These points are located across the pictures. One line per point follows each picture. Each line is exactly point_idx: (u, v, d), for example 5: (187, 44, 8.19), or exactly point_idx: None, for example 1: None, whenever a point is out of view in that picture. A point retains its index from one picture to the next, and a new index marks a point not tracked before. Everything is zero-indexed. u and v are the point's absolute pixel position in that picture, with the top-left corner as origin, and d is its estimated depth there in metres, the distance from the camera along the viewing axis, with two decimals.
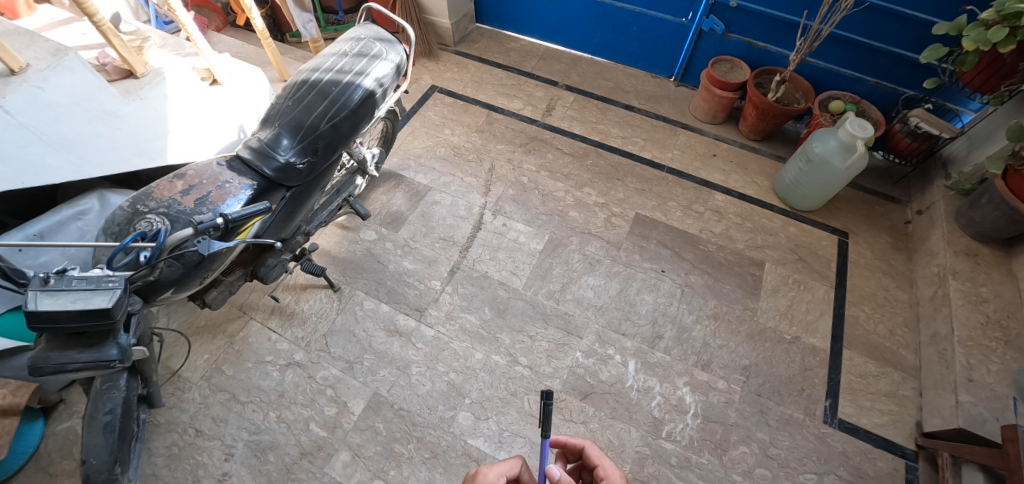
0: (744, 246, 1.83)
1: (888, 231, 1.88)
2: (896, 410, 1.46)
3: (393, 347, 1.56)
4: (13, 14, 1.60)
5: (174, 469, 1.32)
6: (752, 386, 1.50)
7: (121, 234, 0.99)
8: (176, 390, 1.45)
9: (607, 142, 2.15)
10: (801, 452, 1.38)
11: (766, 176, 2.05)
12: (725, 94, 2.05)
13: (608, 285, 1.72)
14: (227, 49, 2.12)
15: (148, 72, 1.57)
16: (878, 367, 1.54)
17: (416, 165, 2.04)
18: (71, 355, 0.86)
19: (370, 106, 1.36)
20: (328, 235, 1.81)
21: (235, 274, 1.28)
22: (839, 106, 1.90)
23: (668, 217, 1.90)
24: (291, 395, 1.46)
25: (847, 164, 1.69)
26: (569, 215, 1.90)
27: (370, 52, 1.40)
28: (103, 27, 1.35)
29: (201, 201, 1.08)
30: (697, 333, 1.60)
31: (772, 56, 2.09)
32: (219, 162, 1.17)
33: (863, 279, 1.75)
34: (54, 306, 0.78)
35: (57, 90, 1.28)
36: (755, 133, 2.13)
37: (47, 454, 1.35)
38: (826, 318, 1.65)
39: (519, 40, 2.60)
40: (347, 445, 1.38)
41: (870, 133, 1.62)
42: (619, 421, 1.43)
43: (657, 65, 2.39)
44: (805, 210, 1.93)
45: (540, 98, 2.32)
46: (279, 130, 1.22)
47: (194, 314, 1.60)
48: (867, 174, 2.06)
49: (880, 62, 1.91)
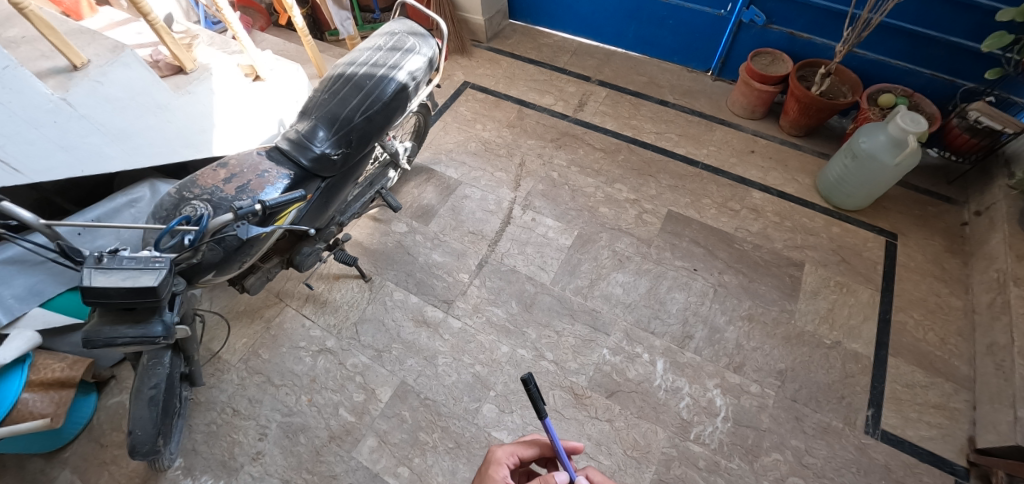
0: (782, 246, 1.76)
1: (941, 234, 1.77)
2: (946, 423, 1.37)
3: (421, 337, 1.58)
4: (77, 15, 1.70)
5: (212, 446, 1.39)
6: (788, 391, 1.44)
7: (168, 218, 1.05)
8: (215, 370, 1.52)
9: (640, 137, 2.11)
10: (839, 463, 1.32)
11: (807, 174, 1.96)
12: (766, 88, 1.98)
13: (637, 282, 1.68)
14: (270, 47, 2.20)
15: (197, 68, 1.61)
16: (927, 377, 1.45)
17: (447, 159, 2.06)
18: (121, 330, 0.92)
19: (403, 100, 1.38)
20: (361, 226, 1.85)
21: (272, 261, 1.33)
22: (890, 99, 1.80)
23: (702, 215, 1.85)
24: (322, 380, 1.50)
25: (897, 160, 1.60)
26: (599, 211, 1.87)
27: (403, 46, 1.42)
28: (157, 26, 1.41)
29: (242, 189, 1.12)
30: (729, 335, 1.55)
31: (816, 47, 1.99)
32: (259, 152, 1.22)
33: (913, 283, 1.65)
34: (106, 282, 0.83)
35: (114, 85, 1.32)
36: (797, 129, 2.04)
37: (98, 426, 1.44)
38: (870, 324, 1.56)
39: (552, 36, 2.59)
40: (374, 432, 1.41)
41: (924, 127, 1.52)
42: (646, 421, 1.40)
43: (693, 59, 2.33)
44: (850, 210, 1.84)
45: (572, 93, 2.29)
46: (315, 122, 1.26)
47: (234, 299, 1.67)
48: (919, 172, 1.94)
49: (936, 53, 1.79)
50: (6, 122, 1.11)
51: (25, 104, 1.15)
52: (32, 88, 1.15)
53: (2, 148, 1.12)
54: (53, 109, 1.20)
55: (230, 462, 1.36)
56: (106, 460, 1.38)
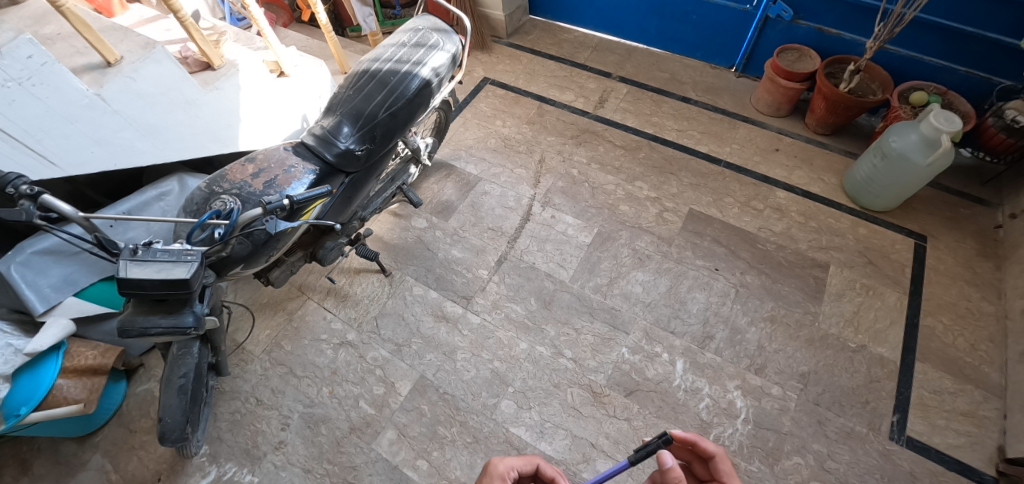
0: (806, 246, 1.73)
1: (973, 236, 1.72)
2: (975, 431, 1.34)
3: (440, 332, 1.59)
4: (109, 12, 1.76)
5: (237, 434, 1.42)
6: (810, 394, 1.42)
7: (198, 212, 1.07)
8: (240, 361, 1.55)
9: (661, 135, 2.09)
10: (862, 468, 1.30)
11: (833, 173, 1.92)
12: (792, 84, 1.93)
13: (658, 281, 1.67)
14: (293, 43, 2.23)
15: (224, 64, 1.66)
16: (956, 383, 1.42)
17: (467, 155, 2.07)
18: (154, 320, 0.94)
19: (426, 96, 1.39)
20: (382, 221, 1.87)
21: (297, 254, 1.35)
22: (921, 97, 1.75)
23: (724, 214, 1.83)
24: (343, 372, 1.53)
25: (930, 159, 1.55)
26: (619, 209, 1.86)
27: (427, 42, 1.42)
28: (186, 23, 1.43)
29: (269, 184, 1.13)
30: (751, 336, 1.53)
31: (846, 43, 1.94)
32: (285, 148, 1.23)
33: (942, 287, 1.61)
34: (141, 274, 0.85)
35: (146, 81, 1.39)
36: (823, 127, 2.00)
37: (128, 412, 1.48)
38: (897, 328, 1.53)
39: (572, 31, 2.56)
40: (393, 424, 1.42)
41: (958, 127, 1.48)
42: (664, 421, 1.39)
43: (717, 55, 2.29)
44: (877, 211, 1.79)
45: (592, 90, 2.27)
46: (340, 118, 1.27)
47: (258, 292, 1.70)
48: (950, 173, 1.89)
49: (971, 49, 1.73)
50: (42, 117, 1.18)
51: (61, 99, 1.22)
52: (69, 84, 1.24)
53: (40, 142, 1.17)
54: (89, 105, 1.26)
55: (253, 451, 1.39)
56: (135, 445, 1.42)
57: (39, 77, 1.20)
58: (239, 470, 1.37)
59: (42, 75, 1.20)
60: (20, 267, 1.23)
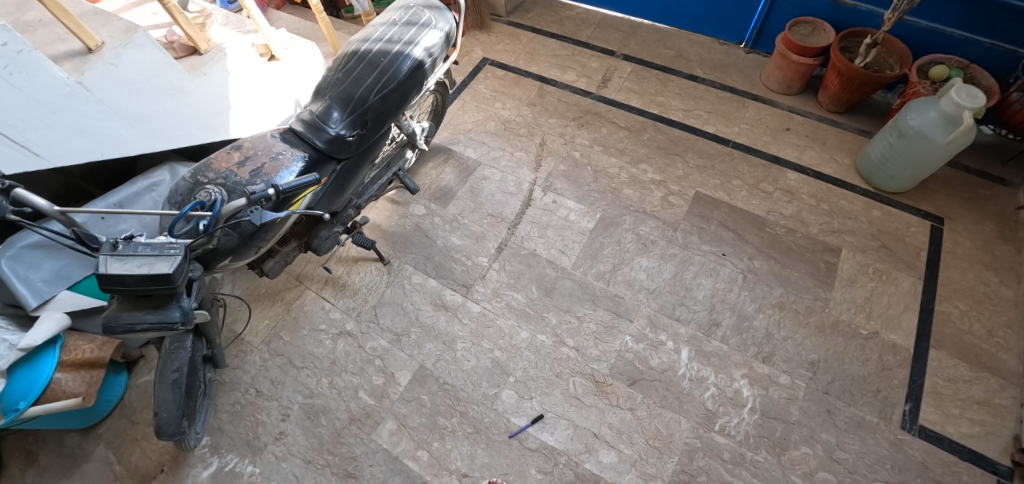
0: (817, 230, 1.67)
1: (993, 218, 1.65)
2: (990, 420, 1.30)
3: (440, 321, 1.56)
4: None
5: (237, 425, 1.41)
6: (819, 383, 1.38)
7: (183, 203, 1.03)
8: (239, 352, 1.54)
9: (666, 115, 2.01)
10: (872, 459, 1.26)
11: (847, 153, 1.84)
12: (804, 60, 1.84)
13: (662, 268, 1.62)
14: (285, 25, 2.16)
15: (211, 48, 1.59)
16: (972, 371, 1.37)
17: (466, 139, 2.01)
18: (139, 315, 0.91)
19: (419, 77, 1.33)
20: (379, 209, 1.83)
21: (291, 245, 1.32)
22: (942, 71, 1.66)
23: (732, 197, 1.76)
24: (342, 363, 1.51)
25: (949, 138, 1.48)
26: (622, 193, 1.80)
27: (418, 21, 1.35)
28: (171, 7, 1.37)
29: (256, 172, 1.09)
30: (759, 323, 1.49)
31: (862, 15, 1.84)
32: (273, 135, 1.19)
33: (959, 271, 1.54)
34: (122, 269, 0.82)
35: (129, 67, 1.31)
36: (836, 105, 1.92)
37: (130, 403, 1.48)
38: (911, 314, 1.48)
39: (574, 8, 2.46)
40: (394, 415, 1.41)
41: (982, 103, 1.40)
42: (668, 411, 1.36)
43: (725, 30, 2.19)
44: (892, 192, 1.72)
45: (595, 69, 2.19)
46: (330, 102, 1.21)
47: (256, 282, 1.68)
48: (969, 151, 1.81)
49: (997, 19, 1.63)
50: (24, 107, 1.09)
51: (40, 89, 1.12)
52: (48, 73, 1.13)
53: (23, 133, 1.11)
54: (70, 94, 1.18)
55: (255, 442, 1.39)
56: (138, 436, 1.42)
57: (15, 65, 1.06)
58: (240, 461, 1.36)
59: (19, 64, 1.06)
60: (10, 261, 1.20)
